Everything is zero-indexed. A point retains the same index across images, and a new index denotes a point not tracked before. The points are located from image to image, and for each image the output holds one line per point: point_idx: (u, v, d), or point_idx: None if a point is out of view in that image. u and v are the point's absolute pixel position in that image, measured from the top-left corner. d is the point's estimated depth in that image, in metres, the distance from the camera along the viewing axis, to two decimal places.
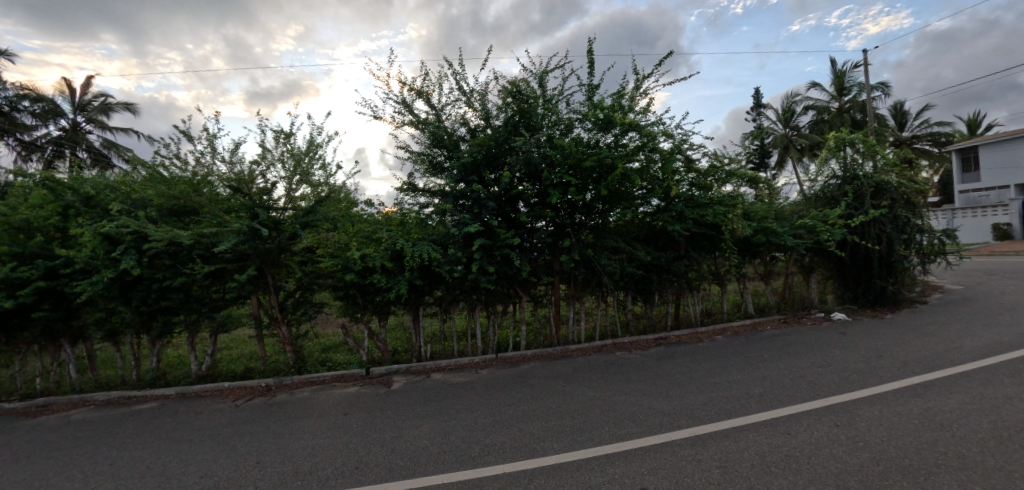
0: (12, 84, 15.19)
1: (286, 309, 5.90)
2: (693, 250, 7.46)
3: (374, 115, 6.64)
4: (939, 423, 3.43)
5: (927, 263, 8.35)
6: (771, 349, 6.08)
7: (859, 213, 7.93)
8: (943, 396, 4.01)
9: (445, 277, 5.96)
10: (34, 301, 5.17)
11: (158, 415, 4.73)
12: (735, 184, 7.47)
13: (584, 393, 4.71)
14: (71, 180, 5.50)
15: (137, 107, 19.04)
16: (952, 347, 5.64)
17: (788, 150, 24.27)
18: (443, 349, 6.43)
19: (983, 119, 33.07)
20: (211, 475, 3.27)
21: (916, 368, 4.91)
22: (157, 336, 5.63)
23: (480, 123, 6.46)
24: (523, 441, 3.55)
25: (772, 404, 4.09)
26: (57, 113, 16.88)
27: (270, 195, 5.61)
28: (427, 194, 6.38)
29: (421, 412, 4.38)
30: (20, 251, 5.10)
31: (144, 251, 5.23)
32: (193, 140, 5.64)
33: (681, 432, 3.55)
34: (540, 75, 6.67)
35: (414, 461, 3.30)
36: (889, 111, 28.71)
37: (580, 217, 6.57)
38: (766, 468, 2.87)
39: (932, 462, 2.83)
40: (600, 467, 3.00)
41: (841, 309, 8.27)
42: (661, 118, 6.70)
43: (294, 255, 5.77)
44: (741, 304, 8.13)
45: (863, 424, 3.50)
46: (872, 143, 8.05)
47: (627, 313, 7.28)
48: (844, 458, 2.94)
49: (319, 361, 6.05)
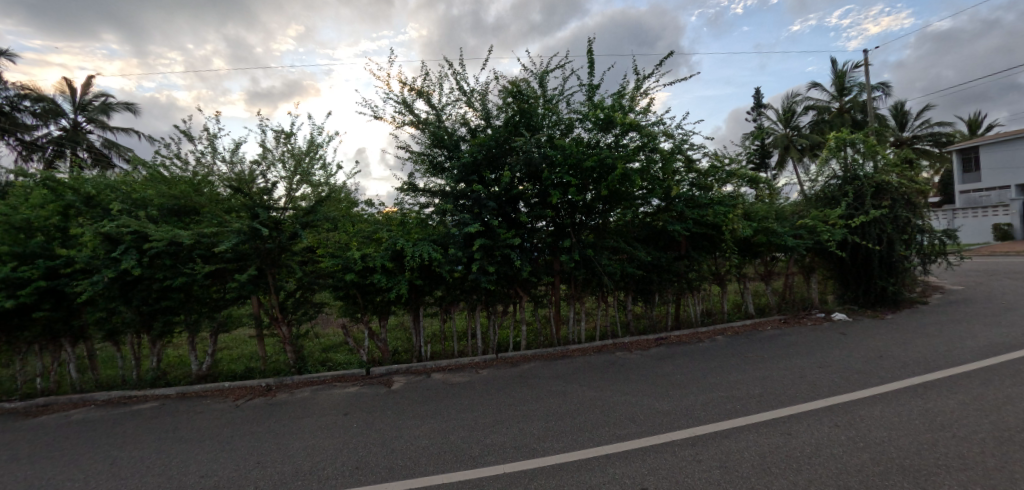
0: (13, 84, 15.20)
1: (286, 309, 5.90)
2: (693, 250, 7.46)
3: (374, 115, 6.64)
4: (939, 424, 3.43)
5: (927, 264, 8.34)
6: (771, 349, 6.07)
7: (860, 213, 7.92)
8: (944, 397, 4.01)
9: (445, 277, 5.96)
10: (35, 301, 5.17)
11: (158, 415, 4.73)
12: (735, 184, 7.47)
13: (584, 393, 4.71)
14: (71, 180, 5.50)
15: (137, 107, 19.05)
16: (953, 348, 5.64)
17: (788, 150, 24.26)
18: (443, 349, 6.43)
19: (983, 119, 33.09)
20: (211, 475, 3.26)
21: (916, 368, 4.91)
22: (157, 336, 5.63)
23: (481, 123, 6.46)
24: (523, 441, 3.55)
25: (772, 404, 4.09)
26: (58, 113, 16.91)
27: (270, 195, 5.61)
28: (427, 193, 6.37)
29: (421, 413, 4.38)
30: (20, 251, 5.10)
31: (144, 251, 5.24)
32: (193, 140, 5.64)
33: (682, 432, 3.55)
34: (540, 75, 6.67)
35: (414, 461, 3.30)
36: (890, 111, 28.70)
37: (581, 217, 6.56)
38: (767, 468, 2.86)
39: (932, 463, 2.82)
40: (600, 468, 3.00)
41: (841, 309, 8.26)
42: (661, 119, 6.70)
43: (294, 255, 5.77)
44: (742, 304, 8.12)
45: (864, 424, 3.49)
46: (873, 144, 8.05)
47: (627, 313, 7.27)
48: (845, 459, 2.94)
49: (319, 361, 6.05)
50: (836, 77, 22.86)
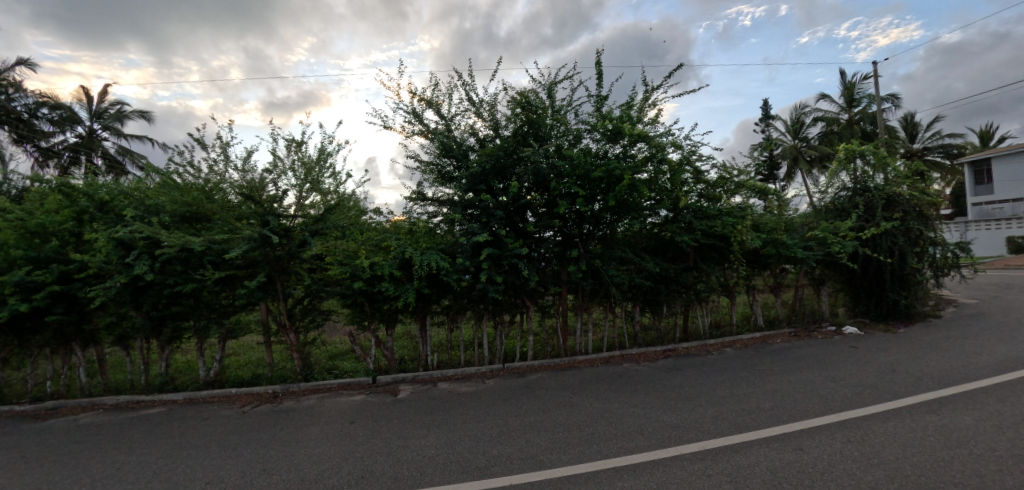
0: (31, 92, 15.57)
1: (294, 317, 5.95)
2: (702, 261, 7.38)
3: (384, 124, 6.74)
4: (956, 441, 3.35)
5: (941, 277, 8.22)
6: (783, 363, 5.99)
7: (871, 225, 7.84)
8: (959, 413, 3.92)
9: (452, 287, 5.99)
10: (48, 305, 5.24)
11: (166, 421, 4.73)
12: (745, 196, 7.41)
13: (592, 405, 4.67)
14: (86, 186, 5.59)
15: (152, 115, 19.50)
16: (969, 363, 5.53)
17: (797, 162, 24.19)
18: (450, 358, 6.40)
19: (995, 131, 32.77)
20: (217, 482, 3.25)
21: (930, 384, 4.83)
22: (167, 341, 5.67)
23: (490, 133, 6.51)
24: (530, 452, 3.52)
25: (783, 418, 4.03)
26: (75, 121, 17.36)
27: (281, 203, 5.68)
28: (435, 203, 6.41)
29: (427, 422, 4.36)
30: (34, 255, 5.19)
31: (156, 257, 5.29)
32: (206, 148, 5.74)
33: (692, 445, 3.51)
34: (549, 85, 6.71)
35: (420, 471, 3.26)
36: (901, 123, 28.52)
37: (589, 227, 6.55)
38: (778, 484, 2.81)
39: (949, 481, 2.75)
40: (608, 481, 2.96)
41: (853, 322, 8.16)
42: (670, 129, 6.70)
43: (303, 262, 5.82)
44: (751, 316, 8.03)
45: (878, 440, 3.43)
46: (883, 156, 7.99)
47: (635, 325, 7.22)
48: (858, 475, 2.88)
49: (326, 368, 6.09)
50: (844, 88, 22.77)
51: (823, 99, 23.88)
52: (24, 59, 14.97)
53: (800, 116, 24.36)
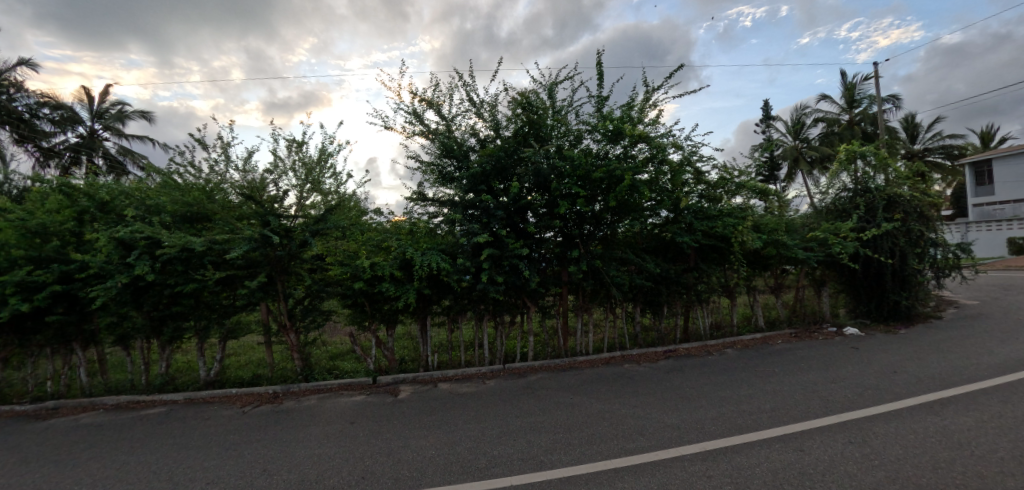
0: (33, 92, 15.60)
1: (295, 317, 5.95)
2: (702, 262, 7.38)
3: (385, 125, 6.74)
4: (957, 442, 3.35)
5: (942, 277, 8.22)
6: (784, 363, 5.99)
7: (872, 226, 7.84)
8: (960, 414, 3.92)
9: (453, 287, 6.00)
10: (49, 304, 5.24)
11: (166, 421, 4.73)
12: (745, 196, 7.41)
13: (592, 405, 4.67)
14: (87, 186, 5.60)
15: (153, 116, 19.53)
16: (970, 364, 5.53)
17: (798, 162, 24.19)
18: (450, 358, 6.39)
19: (996, 132, 32.78)
20: (218, 482, 3.24)
21: (931, 385, 4.82)
22: (167, 341, 5.67)
23: (490, 133, 6.52)
24: (530, 453, 3.51)
25: (784, 419, 4.02)
26: (76, 121, 17.39)
27: (281, 203, 5.68)
28: (435, 203, 6.42)
29: (428, 422, 4.36)
30: (36, 254, 5.20)
31: (157, 257, 5.29)
32: (207, 149, 5.75)
33: (692, 446, 3.50)
34: (550, 86, 6.72)
35: (420, 472, 3.26)
36: (901, 123, 28.52)
37: (590, 227, 6.56)
38: (779, 485, 2.81)
39: (950, 481, 2.75)
40: (608, 482, 2.96)
41: (853, 323, 8.16)
42: (671, 130, 6.70)
43: (304, 263, 5.82)
44: (752, 316, 8.02)
45: (879, 441, 3.42)
46: (884, 157, 8.00)
47: (635, 325, 7.21)
48: (859, 476, 2.88)
49: (326, 369, 6.08)
50: (845, 88, 22.77)
51: (823, 100, 23.91)
52: (25, 59, 14.98)
53: (800, 116, 24.36)
